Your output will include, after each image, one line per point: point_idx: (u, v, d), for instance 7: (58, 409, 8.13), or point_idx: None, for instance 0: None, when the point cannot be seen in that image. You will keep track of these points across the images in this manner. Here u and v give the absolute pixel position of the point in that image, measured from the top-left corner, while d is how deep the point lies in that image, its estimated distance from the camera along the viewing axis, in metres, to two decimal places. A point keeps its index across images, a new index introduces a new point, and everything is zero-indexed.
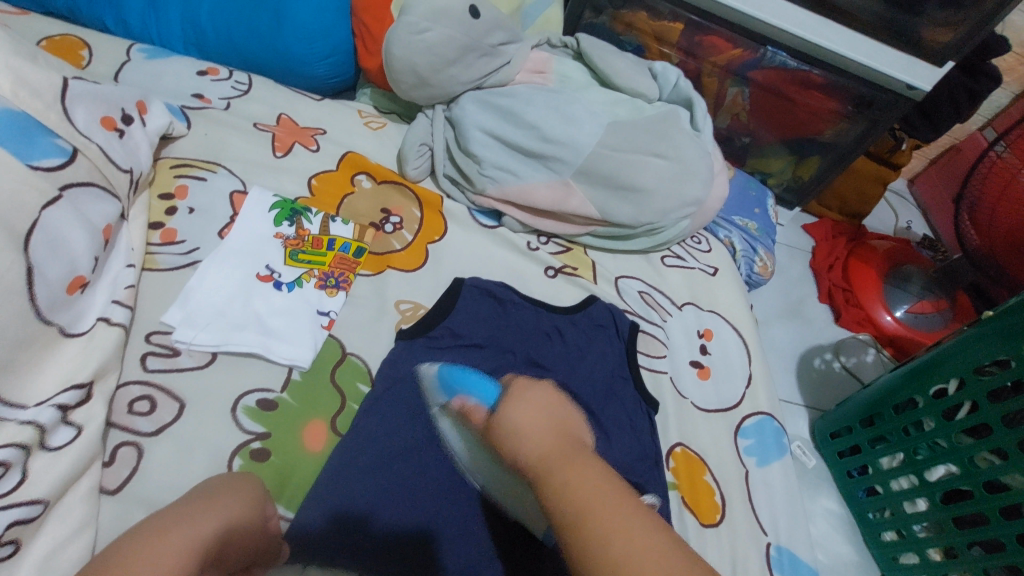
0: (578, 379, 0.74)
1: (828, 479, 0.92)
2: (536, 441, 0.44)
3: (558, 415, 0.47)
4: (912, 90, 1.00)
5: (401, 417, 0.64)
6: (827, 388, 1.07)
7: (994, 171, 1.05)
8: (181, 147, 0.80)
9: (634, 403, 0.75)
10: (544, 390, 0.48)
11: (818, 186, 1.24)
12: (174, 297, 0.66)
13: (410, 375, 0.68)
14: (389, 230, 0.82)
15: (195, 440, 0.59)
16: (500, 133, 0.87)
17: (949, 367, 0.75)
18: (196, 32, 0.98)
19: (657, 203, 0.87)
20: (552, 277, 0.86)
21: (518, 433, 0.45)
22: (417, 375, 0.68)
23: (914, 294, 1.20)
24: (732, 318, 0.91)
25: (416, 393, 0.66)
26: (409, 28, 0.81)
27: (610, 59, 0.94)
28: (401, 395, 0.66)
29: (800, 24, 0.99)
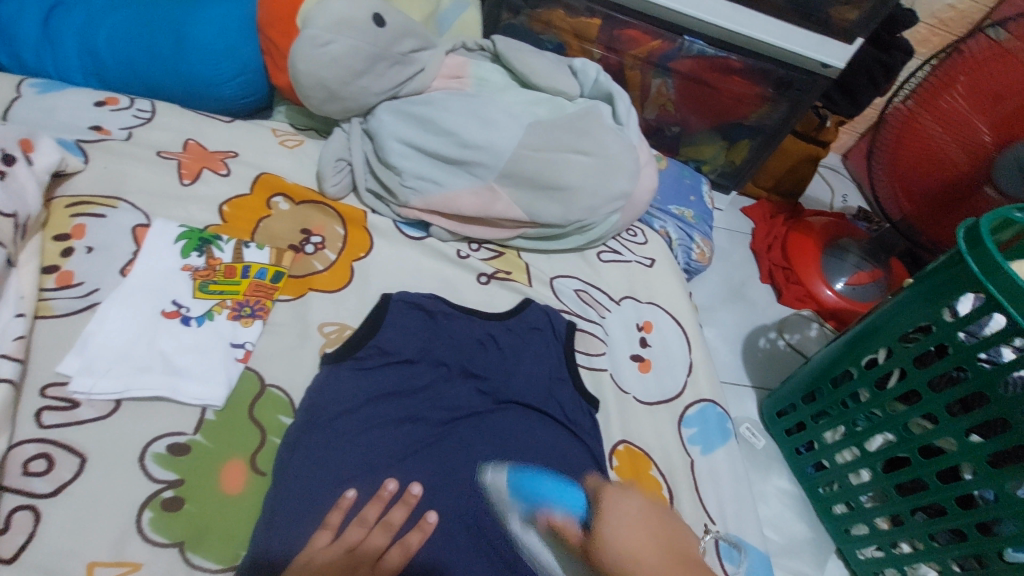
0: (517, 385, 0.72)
1: (780, 458, 0.93)
2: (641, 542, 0.50)
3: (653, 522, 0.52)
4: (828, 68, 1.03)
5: (330, 443, 0.61)
6: (774, 367, 1.08)
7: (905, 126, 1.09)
8: (77, 183, 0.75)
9: (575, 403, 0.74)
10: (635, 506, 0.54)
11: (750, 168, 1.26)
12: (71, 344, 0.62)
13: (337, 400, 0.65)
14: (310, 251, 0.79)
15: (99, 496, 0.55)
16: (418, 142, 0.85)
17: (879, 337, 0.76)
18: (94, 60, 0.93)
19: (584, 199, 0.86)
20: (485, 283, 0.84)
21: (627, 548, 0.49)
22: (349, 395, 0.65)
23: (852, 265, 1.22)
24: (671, 308, 0.91)
25: (350, 416, 0.64)
26: (311, 41, 0.78)
27: (527, 58, 0.93)
28: (331, 418, 0.63)
29: (714, 11, 1.00)
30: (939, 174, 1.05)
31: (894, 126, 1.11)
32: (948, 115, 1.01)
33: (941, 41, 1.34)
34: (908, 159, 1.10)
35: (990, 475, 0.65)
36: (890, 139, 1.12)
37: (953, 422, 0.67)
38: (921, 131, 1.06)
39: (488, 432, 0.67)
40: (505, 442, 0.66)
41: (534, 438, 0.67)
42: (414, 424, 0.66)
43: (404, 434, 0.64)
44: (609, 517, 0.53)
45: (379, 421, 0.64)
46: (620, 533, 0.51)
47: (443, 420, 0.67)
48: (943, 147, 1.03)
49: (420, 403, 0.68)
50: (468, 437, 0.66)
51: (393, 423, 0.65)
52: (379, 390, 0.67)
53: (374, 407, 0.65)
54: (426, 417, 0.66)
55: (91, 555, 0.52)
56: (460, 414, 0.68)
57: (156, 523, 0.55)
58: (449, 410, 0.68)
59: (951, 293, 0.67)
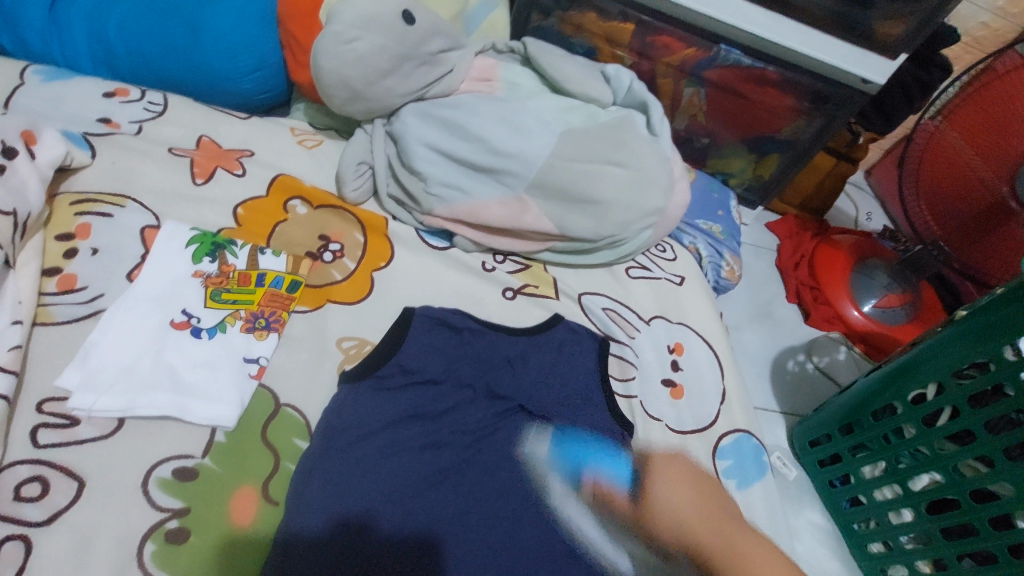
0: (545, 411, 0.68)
1: (811, 490, 0.88)
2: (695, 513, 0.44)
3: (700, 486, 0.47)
4: (867, 84, 0.98)
5: (353, 470, 0.57)
6: (802, 392, 1.04)
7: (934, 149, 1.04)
8: (83, 179, 0.71)
9: (608, 425, 0.69)
10: (676, 482, 0.46)
11: (779, 184, 1.22)
12: (72, 354, 0.58)
13: (365, 422, 0.60)
14: (328, 259, 0.75)
15: (98, 525, 0.50)
16: (445, 147, 0.80)
17: (928, 371, 0.71)
18: (104, 49, 0.89)
19: (617, 213, 0.81)
20: (511, 298, 0.80)
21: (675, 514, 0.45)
22: (376, 419, 0.61)
23: (881, 286, 1.16)
24: (702, 330, 0.87)
25: (382, 440, 0.60)
26: (336, 37, 0.74)
27: (558, 62, 0.88)
28: (356, 440, 0.59)
29: (752, 20, 0.96)
30: (971, 195, 1.00)
31: (924, 143, 1.06)
32: (977, 134, 0.96)
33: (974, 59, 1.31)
34: (937, 178, 1.06)
35: None
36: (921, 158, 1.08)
37: (1011, 469, 0.63)
38: (950, 150, 1.02)
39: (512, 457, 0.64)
40: (532, 476, 0.63)
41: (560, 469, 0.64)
42: (443, 449, 0.62)
43: (436, 464, 0.61)
44: (661, 476, 0.47)
45: (406, 446, 0.61)
46: (668, 492, 0.46)
47: (469, 447, 0.63)
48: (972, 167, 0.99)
49: (446, 429, 0.64)
50: (496, 466, 0.63)
51: (423, 447, 0.61)
52: (404, 412, 0.63)
53: (401, 430, 0.61)
54: (456, 444, 0.63)
55: None
56: (486, 441, 0.64)
57: (159, 557, 0.50)
58: (473, 436, 0.64)
59: (1012, 331, 0.62)
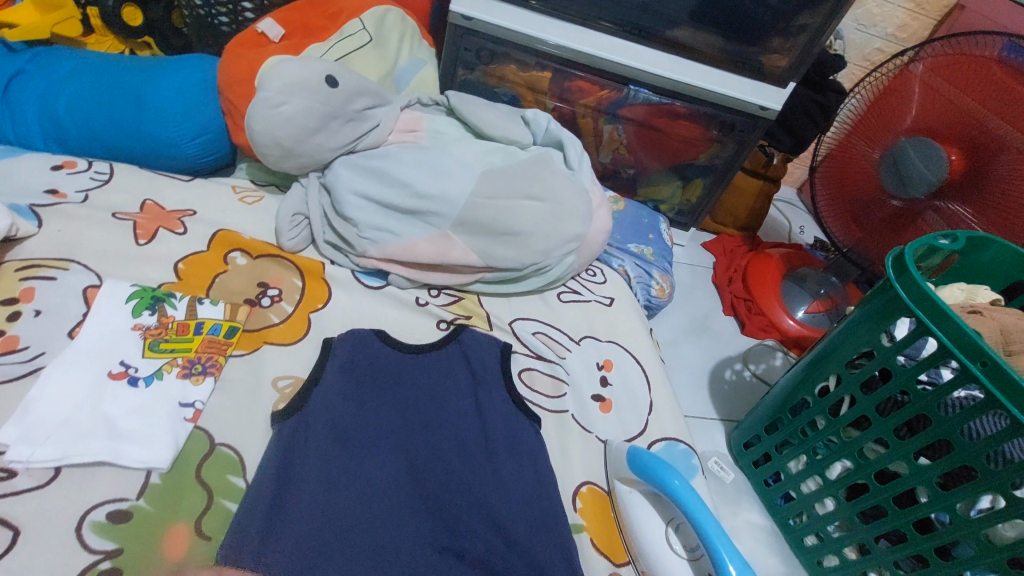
0: (483, 380, 0.76)
1: (749, 492, 0.91)
2: None
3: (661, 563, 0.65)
4: (766, 110, 1.10)
5: (311, 441, 0.63)
6: (742, 399, 1.09)
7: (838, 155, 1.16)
8: (29, 246, 0.75)
9: (511, 415, 0.73)
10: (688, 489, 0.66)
11: (706, 206, 1.31)
12: (12, 411, 0.61)
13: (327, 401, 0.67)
14: (266, 304, 0.80)
15: (31, 571, 0.52)
16: (374, 195, 0.87)
17: (829, 364, 0.78)
18: (54, 125, 0.96)
19: (538, 242, 0.88)
20: (446, 329, 0.85)
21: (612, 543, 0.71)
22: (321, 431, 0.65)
23: (812, 293, 1.27)
24: (631, 346, 0.93)
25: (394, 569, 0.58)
26: (266, 103, 0.82)
27: (479, 111, 0.97)
28: (339, 444, 0.64)
29: (655, 63, 1.07)
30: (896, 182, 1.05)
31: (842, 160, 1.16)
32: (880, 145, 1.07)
33: None
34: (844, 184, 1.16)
35: (942, 496, 0.66)
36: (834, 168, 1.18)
37: (902, 446, 0.68)
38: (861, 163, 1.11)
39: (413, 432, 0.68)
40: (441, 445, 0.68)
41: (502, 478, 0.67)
42: (388, 448, 0.66)
43: (388, 390, 0.71)
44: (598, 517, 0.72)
45: (355, 435, 0.66)
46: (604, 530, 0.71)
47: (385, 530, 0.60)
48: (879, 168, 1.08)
49: (400, 372, 0.74)
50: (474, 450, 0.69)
51: (387, 427, 0.68)
52: (349, 389, 0.69)
53: (352, 385, 0.70)
54: (401, 446, 0.67)
55: None
56: (401, 441, 0.67)
57: None
58: (392, 508, 0.61)
59: (889, 317, 0.70)
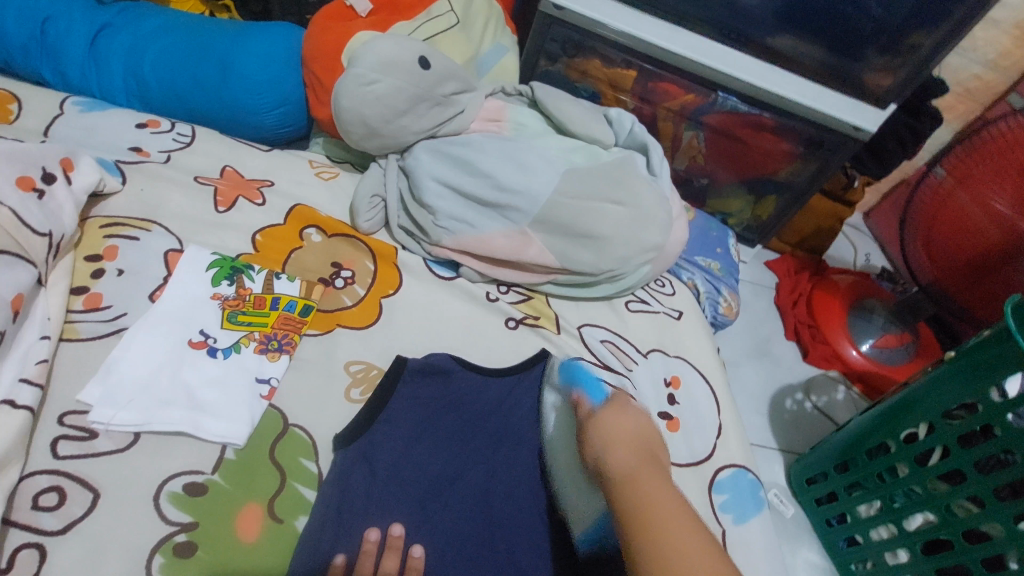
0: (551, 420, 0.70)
1: (808, 529, 0.90)
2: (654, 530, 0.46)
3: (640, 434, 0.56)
4: (859, 131, 1.02)
5: (366, 478, 0.60)
6: (800, 430, 1.06)
7: (935, 197, 1.09)
8: (114, 203, 0.75)
9: None
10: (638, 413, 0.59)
11: (777, 224, 1.26)
12: (95, 370, 0.60)
13: (392, 424, 0.64)
14: (340, 285, 0.79)
15: (108, 536, 0.52)
16: (454, 183, 0.84)
17: (919, 411, 0.73)
18: (138, 82, 0.95)
19: (617, 248, 0.85)
20: (514, 328, 0.83)
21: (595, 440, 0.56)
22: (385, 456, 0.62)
23: (880, 327, 1.19)
24: (700, 364, 0.89)
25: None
26: (357, 80, 0.79)
27: (565, 106, 0.93)
28: (399, 486, 0.61)
29: (748, 70, 1.02)
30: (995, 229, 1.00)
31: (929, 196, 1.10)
32: (980, 187, 1.01)
33: (964, 109, 1.32)
34: (938, 226, 1.09)
35: None
36: (924, 210, 1.12)
37: (1000, 509, 0.64)
38: (952, 201, 1.06)
39: (474, 460, 0.65)
40: (501, 470, 0.65)
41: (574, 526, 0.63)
42: (448, 492, 0.62)
43: (455, 427, 0.67)
44: (609, 413, 0.58)
45: (422, 477, 0.62)
46: (615, 422, 0.57)
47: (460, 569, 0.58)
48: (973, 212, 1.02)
49: (473, 407, 0.69)
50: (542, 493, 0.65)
51: (450, 470, 0.64)
52: (415, 422, 0.66)
53: (423, 426, 0.66)
54: (459, 491, 0.62)
55: None
56: (471, 486, 0.63)
57: (167, 569, 0.51)
58: (463, 546, 0.59)
59: (1000, 372, 0.65)
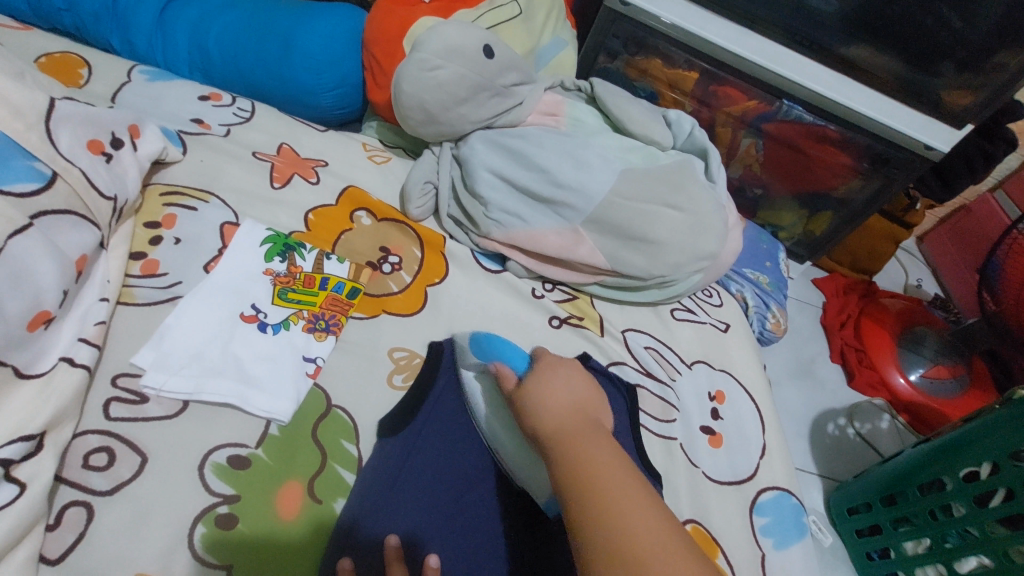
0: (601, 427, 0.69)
1: (847, 562, 0.86)
2: (575, 435, 0.50)
3: (581, 404, 0.54)
4: (930, 151, 0.96)
5: (406, 460, 0.60)
6: (841, 456, 1.02)
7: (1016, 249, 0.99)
8: (174, 172, 0.76)
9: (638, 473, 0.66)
10: (575, 376, 0.58)
11: (830, 241, 1.21)
12: (149, 336, 0.61)
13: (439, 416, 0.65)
14: (387, 270, 0.78)
15: (153, 503, 0.52)
16: (508, 175, 0.83)
17: (981, 448, 0.69)
18: (202, 55, 0.96)
19: (670, 254, 0.83)
20: (557, 327, 0.81)
21: (542, 410, 0.53)
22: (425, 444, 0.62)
23: (929, 357, 1.13)
24: (746, 380, 0.86)
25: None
26: (421, 65, 0.79)
27: (625, 104, 0.91)
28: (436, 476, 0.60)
29: (817, 79, 0.98)
30: None
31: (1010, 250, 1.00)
32: None
33: None
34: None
35: None
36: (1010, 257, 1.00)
37: None
38: None
39: None
40: None
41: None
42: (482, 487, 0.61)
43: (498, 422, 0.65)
44: (546, 369, 0.58)
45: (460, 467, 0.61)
46: (555, 390, 0.55)
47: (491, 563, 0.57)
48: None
49: None
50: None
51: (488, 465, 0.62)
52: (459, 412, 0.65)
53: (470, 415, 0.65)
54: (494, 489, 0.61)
55: (138, 565, 0.49)
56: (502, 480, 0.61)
57: (208, 540, 0.52)
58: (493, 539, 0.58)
59: None
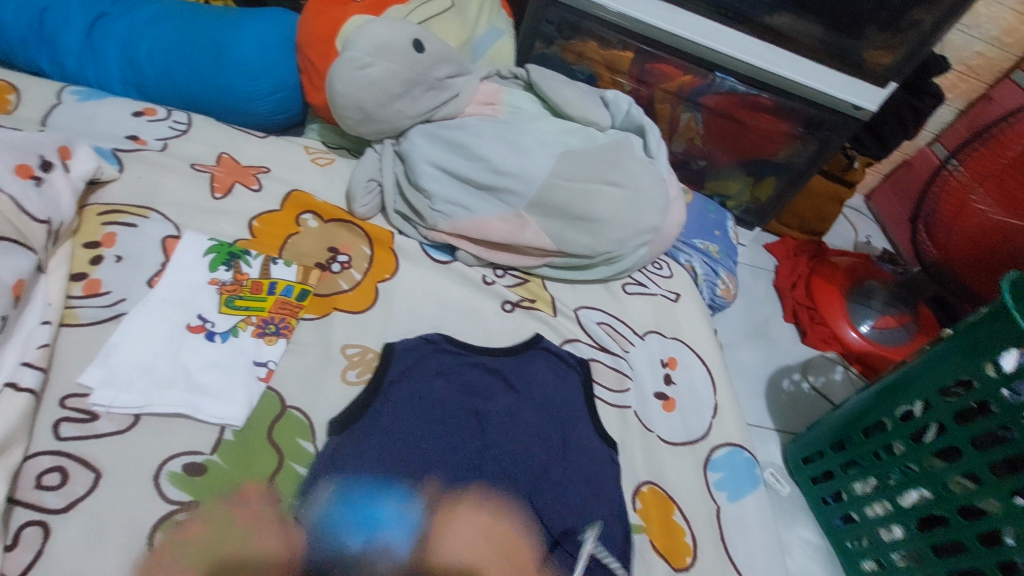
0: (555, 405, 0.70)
1: (805, 508, 0.91)
2: None
3: None
4: (859, 110, 1.02)
5: (363, 464, 0.59)
6: (797, 410, 1.06)
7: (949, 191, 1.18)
8: (111, 191, 0.75)
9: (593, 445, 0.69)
10: None
11: (776, 206, 1.25)
12: (94, 354, 0.61)
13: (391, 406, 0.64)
14: (336, 270, 0.79)
15: (110, 516, 0.53)
16: (450, 166, 0.84)
17: (916, 387, 0.73)
18: (134, 71, 0.95)
19: (613, 231, 0.85)
20: (509, 311, 0.83)
21: None
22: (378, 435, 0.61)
23: (878, 309, 1.19)
24: (697, 346, 0.89)
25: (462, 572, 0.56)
26: (351, 63, 0.79)
27: (560, 88, 0.93)
28: (390, 465, 0.59)
29: (745, 50, 1.00)
30: (972, 226, 1.14)
31: (942, 190, 1.20)
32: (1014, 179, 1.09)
33: (968, 87, 1.29)
34: (964, 225, 1.15)
35: None
36: (945, 208, 1.19)
37: (1000, 484, 0.64)
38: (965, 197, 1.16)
39: (463, 435, 0.63)
40: (499, 451, 0.63)
41: (564, 495, 0.62)
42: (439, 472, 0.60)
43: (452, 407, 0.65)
44: None
45: (416, 458, 0.60)
46: None
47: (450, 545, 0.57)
48: (976, 210, 1.13)
49: (469, 387, 0.68)
50: (537, 473, 0.63)
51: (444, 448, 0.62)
52: (413, 403, 0.64)
53: (425, 408, 0.64)
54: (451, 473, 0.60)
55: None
56: (464, 469, 0.61)
57: (168, 546, 0.53)
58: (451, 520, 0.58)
59: (992, 348, 0.65)
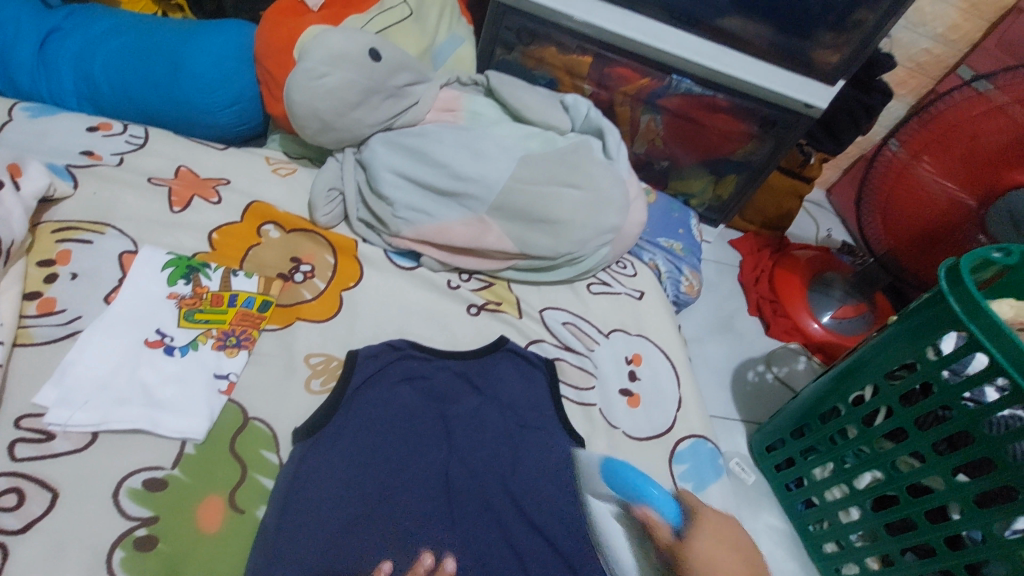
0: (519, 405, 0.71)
1: (770, 495, 0.93)
2: None
3: None
4: (809, 108, 1.05)
5: (327, 472, 0.58)
6: (762, 400, 1.09)
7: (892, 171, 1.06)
8: (65, 208, 0.74)
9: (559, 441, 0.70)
10: None
11: (737, 202, 1.28)
12: (50, 373, 0.61)
13: (353, 416, 0.64)
14: (299, 280, 0.79)
15: (68, 536, 0.52)
16: (411, 173, 0.85)
17: (866, 373, 0.76)
18: (89, 85, 0.94)
19: (574, 232, 0.87)
20: (475, 314, 0.84)
21: None
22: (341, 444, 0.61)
23: (837, 299, 1.23)
24: (661, 342, 0.91)
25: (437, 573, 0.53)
26: (308, 74, 0.79)
27: (520, 94, 0.94)
28: (354, 471, 0.59)
29: (699, 52, 1.03)
30: (919, 211, 1.05)
31: (884, 170, 1.08)
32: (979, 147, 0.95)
33: (916, 84, 1.34)
34: (905, 203, 1.07)
35: (978, 514, 0.65)
36: (879, 184, 1.09)
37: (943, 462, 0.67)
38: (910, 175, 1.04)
39: (427, 439, 0.63)
40: (466, 452, 0.63)
41: (536, 490, 0.62)
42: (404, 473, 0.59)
43: (416, 413, 0.66)
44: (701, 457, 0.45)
45: (379, 461, 0.60)
46: None
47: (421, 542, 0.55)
48: (926, 188, 1.03)
49: (433, 393, 0.69)
50: (505, 470, 0.63)
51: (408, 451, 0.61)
52: (377, 412, 0.65)
53: (388, 414, 0.64)
54: (416, 473, 0.60)
55: None
56: (431, 467, 0.61)
57: (128, 562, 0.53)
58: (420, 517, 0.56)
59: (932, 332, 0.68)
